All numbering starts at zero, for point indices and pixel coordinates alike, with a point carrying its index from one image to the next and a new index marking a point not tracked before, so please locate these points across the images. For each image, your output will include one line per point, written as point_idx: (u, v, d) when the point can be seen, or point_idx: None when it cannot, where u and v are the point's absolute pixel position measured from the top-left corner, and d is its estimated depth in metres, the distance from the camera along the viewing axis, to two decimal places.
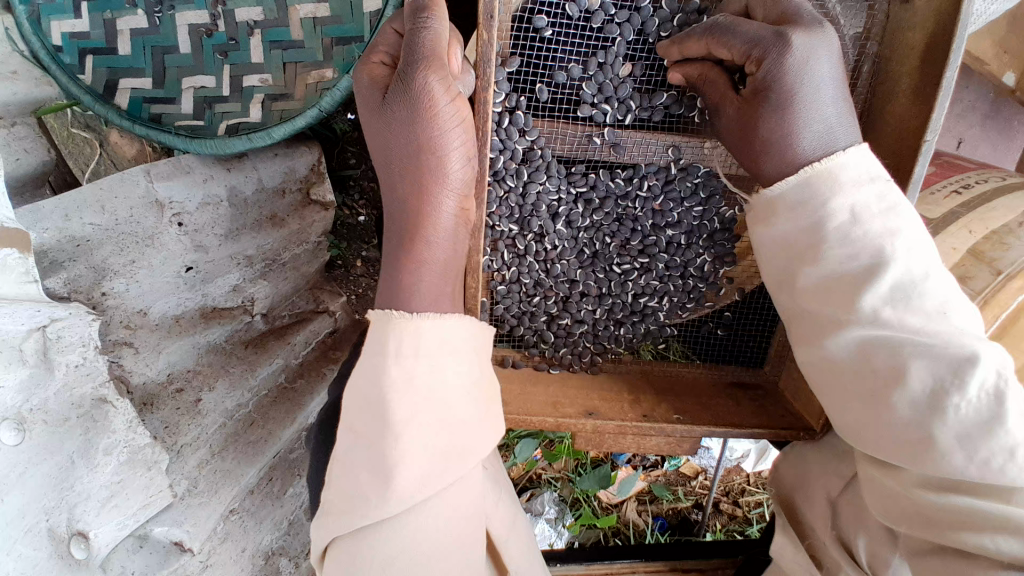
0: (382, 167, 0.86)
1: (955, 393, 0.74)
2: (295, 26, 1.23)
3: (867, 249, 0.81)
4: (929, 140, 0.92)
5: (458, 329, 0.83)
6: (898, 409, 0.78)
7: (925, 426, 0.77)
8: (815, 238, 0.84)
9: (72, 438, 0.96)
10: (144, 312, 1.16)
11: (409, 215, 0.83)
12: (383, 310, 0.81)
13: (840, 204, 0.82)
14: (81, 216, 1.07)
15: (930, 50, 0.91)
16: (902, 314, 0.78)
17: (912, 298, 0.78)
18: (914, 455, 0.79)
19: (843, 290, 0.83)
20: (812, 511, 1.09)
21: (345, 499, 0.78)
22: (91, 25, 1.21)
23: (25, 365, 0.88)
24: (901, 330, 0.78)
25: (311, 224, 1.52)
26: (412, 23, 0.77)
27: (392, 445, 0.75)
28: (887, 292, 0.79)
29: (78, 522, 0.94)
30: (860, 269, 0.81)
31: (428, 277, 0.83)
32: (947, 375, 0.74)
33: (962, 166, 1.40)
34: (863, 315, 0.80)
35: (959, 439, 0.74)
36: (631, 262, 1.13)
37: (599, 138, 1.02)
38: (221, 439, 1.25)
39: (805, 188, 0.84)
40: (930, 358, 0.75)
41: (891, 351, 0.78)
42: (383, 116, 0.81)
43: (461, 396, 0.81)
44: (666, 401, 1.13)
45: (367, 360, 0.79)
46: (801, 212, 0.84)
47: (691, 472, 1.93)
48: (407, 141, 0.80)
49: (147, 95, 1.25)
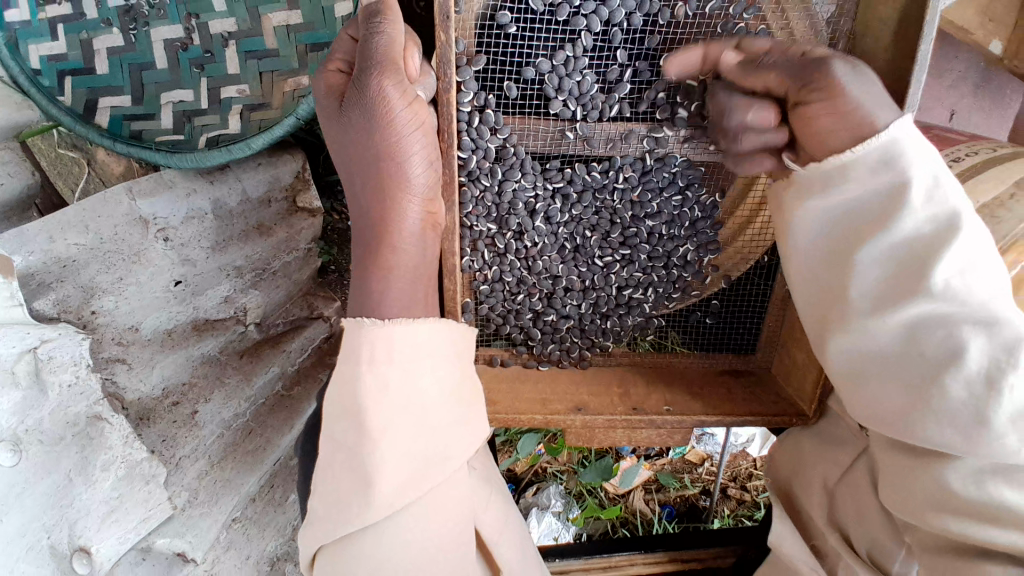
0: (346, 175, 0.86)
1: (1010, 374, 0.75)
2: (268, 36, 1.22)
3: (941, 220, 0.81)
4: (908, 116, 0.91)
5: (435, 334, 0.83)
6: (951, 391, 0.79)
7: (977, 409, 0.78)
8: (880, 210, 0.84)
9: (69, 456, 0.97)
10: (135, 328, 1.15)
11: (376, 222, 0.82)
12: (354, 319, 0.80)
13: (916, 173, 0.81)
14: (65, 237, 1.08)
15: (903, 27, 0.90)
16: (966, 291, 0.79)
17: (974, 273, 0.79)
18: (959, 435, 0.80)
19: (909, 268, 0.83)
20: (808, 499, 1.09)
21: (329, 507, 0.78)
22: (68, 46, 1.21)
23: (17, 387, 0.90)
24: (965, 305, 0.79)
25: (299, 232, 1.52)
26: (365, 29, 0.77)
27: (370, 452, 0.75)
28: (954, 266, 0.79)
29: (79, 538, 0.95)
30: (931, 237, 0.81)
31: (398, 283, 0.83)
32: (1004, 356, 0.76)
33: (951, 139, 1.38)
34: (930, 289, 0.80)
35: (1013, 422, 0.76)
36: (613, 255, 1.12)
37: (572, 133, 1.01)
38: (219, 450, 1.26)
39: (879, 156, 0.82)
40: (988, 336, 0.77)
41: (946, 332, 0.80)
42: (342, 123, 0.81)
43: (438, 401, 0.81)
44: (657, 393, 1.13)
45: (340, 369, 0.79)
46: (856, 186, 0.85)
47: (697, 458, 1.95)
48: (367, 147, 0.80)
49: (127, 113, 1.25)
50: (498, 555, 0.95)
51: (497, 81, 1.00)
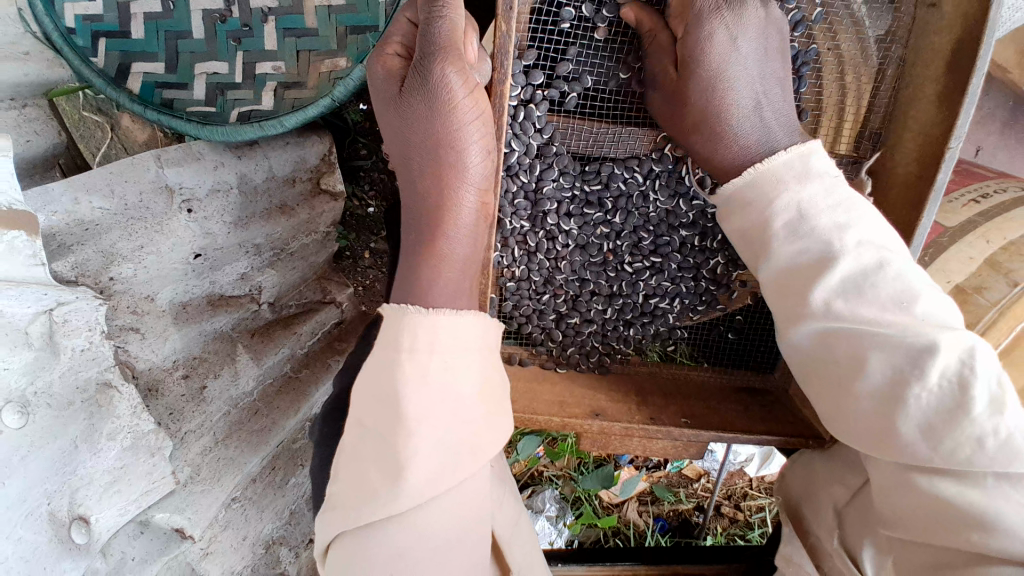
0: (400, 162, 0.86)
1: (914, 384, 0.74)
2: (309, 14, 1.21)
3: (818, 242, 0.82)
4: (953, 146, 0.93)
5: (471, 327, 0.82)
6: (862, 400, 0.80)
7: (888, 419, 0.78)
8: (764, 233, 0.86)
9: (76, 422, 0.96)
10: (151, 298, 1.14)
11: (426, 207, 0.83)
12: (397, 305, 0.81)
13: (788, 201, 0.84)
14: (90, 200, 1.06)
15: (954, 58, 0.92)
16: (857, 307, 0.79)
17: (865, 289, 0.79)
18: (880, 445, 0.81)
19: (800, 285, 0.84)
20: (818, 521, 1.07)
21: (352, 493, 0.77)
22: (104, 8, 1.19)
23: (30, 347, 0.88)
24: (857, 321, 0.79)
25: (321, 214, 1.51)
26: (425, 12, 0.77)
27: (404, 439, 0.74)
28: (837, 286, 0.80)
29: (79, 506, 0.95)
30: (813, 260, 0.82)
31: (449, 273, 0.82)
32: (906, 365, 0.75)
33: (978, 174, 1.38)
34: (814, 309, 0.82)
35: (925, 432, 0.75)
36: (642, 261, 1.13)
37: (616, 136, 1.02)
38: (224, 427, 1.26)
39: (751, 188, 0.87)
40: (887, 350, 0.76)
41: (850, 343, 0.80)
42: (400, 110, 0.81)
43: (474, 398, 0.80)
44: (675, 404, 1.11)
45: (381, 354, 0.79)
46: (750, 210, 0.88)
47: (693, 474, 1.94)
48: (422, 132, 0.80)
49: (160, 81, 1.24)
50: (509, 557, 0.94)
51: (546, 77, 1.00)
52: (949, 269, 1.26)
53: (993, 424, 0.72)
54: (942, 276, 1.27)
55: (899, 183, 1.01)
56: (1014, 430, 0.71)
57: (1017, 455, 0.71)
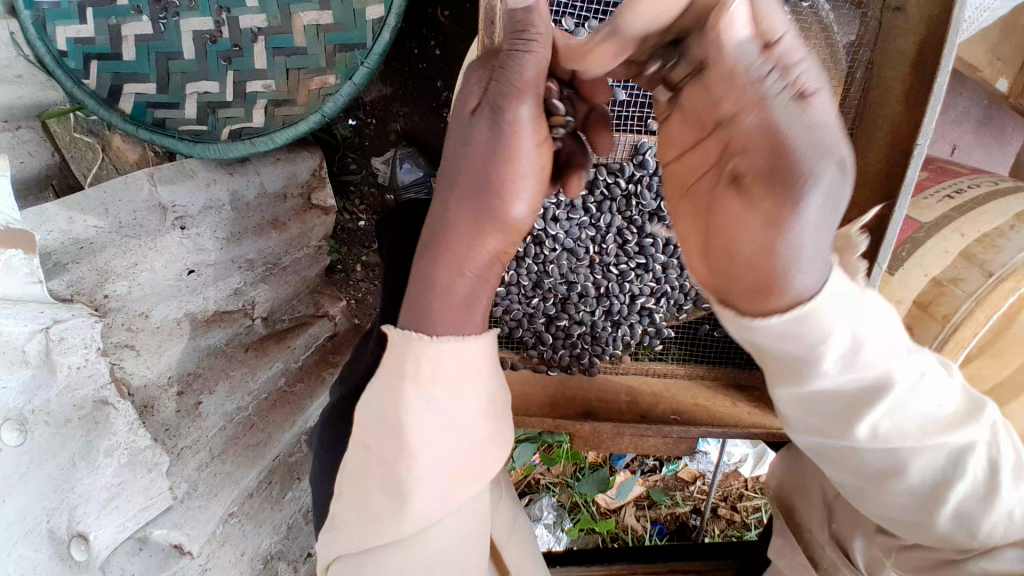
0: (448, 177, 0.77)
1: (956, 480, 0.72)
2: (298, 32, 1.24)
3: (871, 371, 0.66)
4: (921, 142, 0.94)
5: (482, 350, 0.78)
6: (896, 496, 0.75)
7: (926, 513, 0.75)
8: (799, 372, 0.66)
9: (73, 439, 0.97)
10: (145, 314, 1.14)
11: (448, 236, 0.76)
12: (404, 333, 0.74)
13: (840, 340, 0.62)
14: (85, 218, 1.07)
15: (920, 58, 0.95)
16: (900, 433, 0.69)
17: (907, 404, 0.68)
18: (907, 528, 0.79)
19: (829, 411, 0.70)
20: (807, 510, 1.10)
21: (356, 515, 0.81)
22: (96, 31, 1.22)
23: (27, 366, 0.89)
24: (902, 446, 0.70)
25: (312, 228, 1.54)
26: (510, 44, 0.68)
27: (407, 468, 0.75)
28: (883, 411, 0.68)
29: (78, 524, 0.96)
30: (858, 391, 0.67)
31: (455, 308, 0.76)
32: (949, 465, 0.71)
33: (952, 171, 1.42)
34: (857, 437, 0.70)
35: (959, 519, 0.74)
36: (628, 263, 1.19)
37: None
38: (222, 443, 1.27)
39: (799, 325, 0.59)
40: (935, 449, 0.71)
41: (884, 452, 0.72)
42: (472, 132, 0.74)
43: (475, 421, 0.79)
44: (664, 403, 1.12)
45: (384, 377, 0.75)
46: (791, 347, 0.62)
47: (690, 477, 1.94)
48: (486, 164, 0.73)
49: (150, 101, 1.26)
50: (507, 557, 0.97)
51: None
52: (925, 262, 1.27)
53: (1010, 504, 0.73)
54: (919, 269, 1.28)
55: (871, 180, 1.04)
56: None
57: None
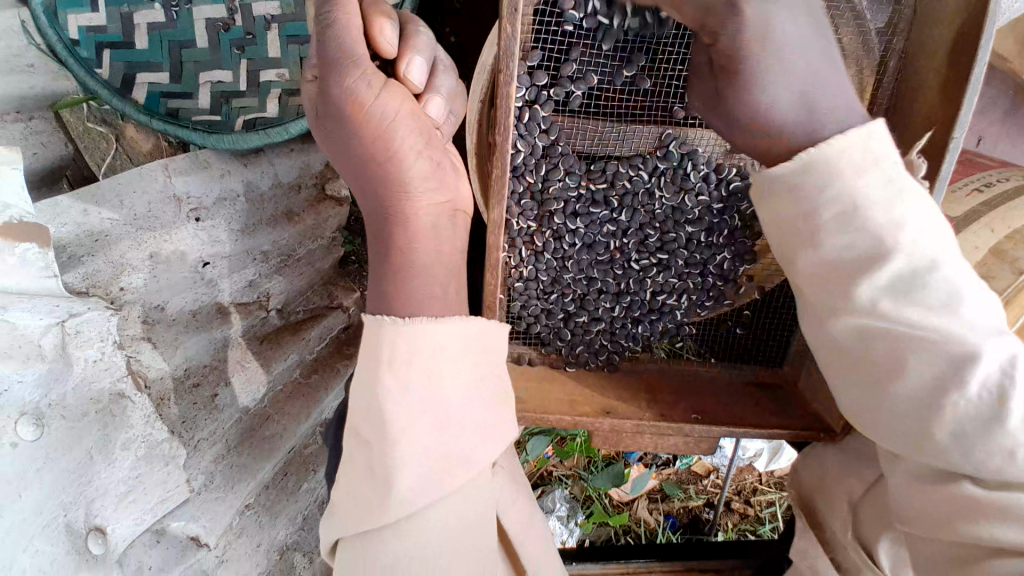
0: (350, 177, 0.88)
1: (956, 392, 0.72)
2: (313, 20, 1.22)
3: (868, 236, 0.76)
4: (957, 136, 0.91)
5: (455, 331, 0.86)
6: (897, 400, 0.77)
7: (922, 418, 0.76)
8: (808, 217, 0.78)
9: (91, 433, 0.96)
10: (161, 306, 1.14)
11: (383, 224, 0.88)
12: (376, 318, 0.85)
13: (838, 189, 0.76)
14: (99, 210, 1.07)
15: (959, 47, 0.91)
16: (908, 309, 0.75)
17: (914, 290, 0.75)
18: (908, 444, 0.79)
19: (843, 273, 0.78)
20: (831, 514, 1.07)
21: (352, 502, 0.84)
22: (107, 19, 1.19)
23: (43, 360, 0.87)
24: (916, 325, 0.74)
25: (326, 219, 1.50)
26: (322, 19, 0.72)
27: (392, 451, 0.80)
28: (887, 283, 0.75)
29: (95, 517, 0.95)
30: (858, 255, 0.76)
31: (417, 280, 0.88)
32: (949, 370, 0.73)
33: (981, 164, 1.36)
34: (857, 305, 0.77)
35: (957, 438, 0.75)
36: (649, 258, 1.12)
37: (621, 134, 1.03)
38: (237, 434, 1.27)
39: (806, 171, 0.77)
40: (931, 355, 0.73)
41: (888, 346, 0.75)
42: (331, 134, 0.82)
43: (455, 403, 0.84)
44: (685, 401, 1.11)
45: (368, 364, 0.83)
46: (798, 194, 0.79)
47: (703, 471, 1.94)
48: (356, 154, 0.82)
49: (165, 90, 1.24)
50: (522, 556, 0.96)
51: (551, 77, 1.00)
52: None
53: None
54: None
55: None
56: None
57: None
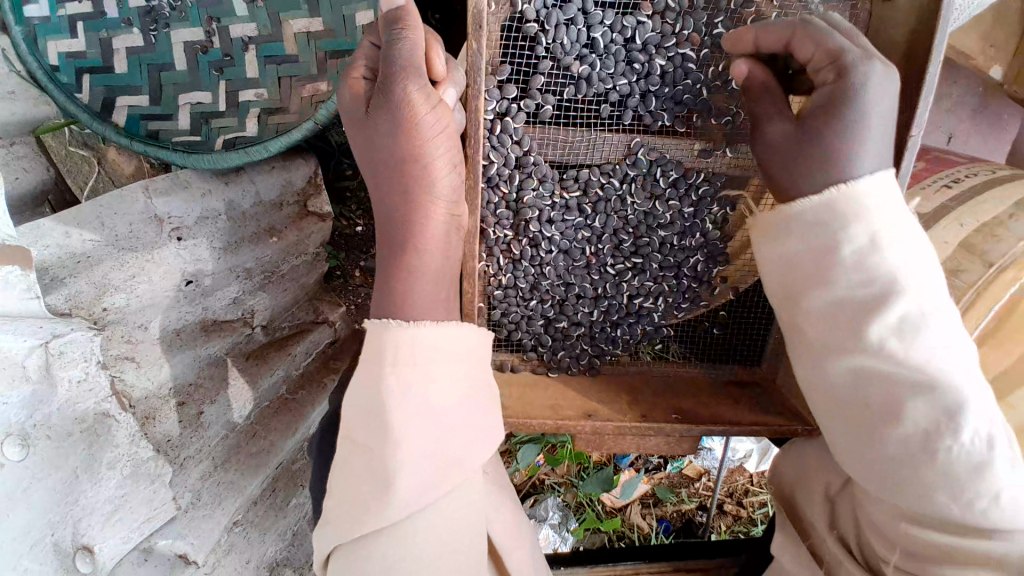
0: (371, 177, 0.88)
1: (948, 437, 0.78)
2: (289, 41, 1.24)
3: (881, 280, 0.81)
4: (914, 135, 0.94)
5: (454, 335, 0.89)
6: (889, 442, 0.82)
7: (913, 461, 0.81)
8: (825, 261, 0.83)
9: (76, 453, 0.98)
10: (144, 326, 1.15)
11: (399, 227, 0.86)
12: (379, 322, 0.86)
13: (861, 231, 0.81)
14: (81, 232, 1.08)
15: (913, 49, 0.93)
16: (907, 354, 0.80)
17: (917, 333, 0.80)
18: (895, 486, 0.84)
19: (847, 315, 0.83)
20: (809, 506, 1.10)
21: (345, 509, 0.83)
22: (87, 44, 1.23)
23: (28, 382, 0.89)
24: (909, 368, 0.80)
25: (309, 235, 1.52)
26: (388, 36, 0.79)
27: (392, 451, 0.80)
28: (894, 325, 0.80)
29: (82, 536, 0.97)
30: (871, 297, 0.81)
31: (422, 285, 0.87)
32: (945, 417, 0.78)
33: (949, 160, 1.38)
34: (868, 345, 0.81)
35: (947, 482, 0.79)
36: (624, 263, 1.14)
37: (589, 141, 1.05)
38: (223, 451, 1.28)
39: (825, 212, 0.83)
40: (928, 399, 0.79)
41: (887, 385, 0.81)
42: (368, 129, 0.83)
43: (454, 403, 0.86)
44: (666, 401, 1.13)
45: (367, 367, 0.85)
46: (812, 232, 0.84)
47: (695, 473, 1.95)
48: (391, 150, 0.82)
49: (144, 113, 1.26)
50: (507, 560, 0.96)
51: (522, 90, 1.02)
52: None
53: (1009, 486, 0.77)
54: None
55: None
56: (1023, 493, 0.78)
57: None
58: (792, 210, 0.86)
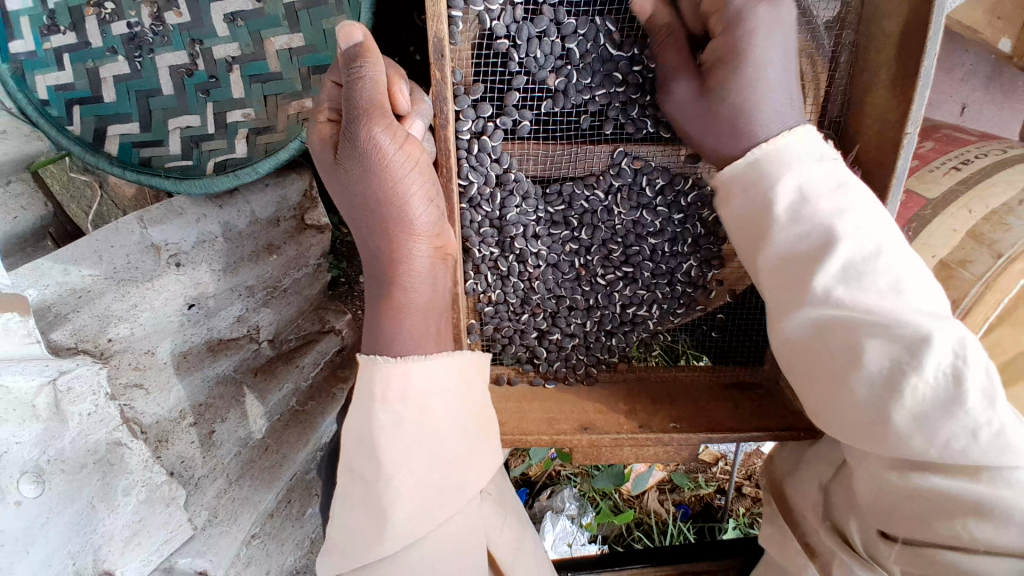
0: (350, 216, 0.92)
1: (912, 373, 0.74)
2: (272, 58, 1.22)
3: (817, 228, 0.82)
4: (911, 132, 0.91)
5: (444, 365, 0.90)
6: (855, 391, 0.79)
7: (881, 407, 0.77)
8: (768, 219, 0.86)
9: (91, 483, 1.00)
10: (151, 352, 1.17)
11: (384, 261, 0.89)
12: (369, 356, 0.87)
13: (788, 185, 0.85)
14: (80, 269, 1.08)
15: (907, 40, 0.90)
16: (851, 298, 0.79)
17: (861, 278, 0.79)
18: (873, 436, 0.80)
19: (797, 269, 0.84)
20: (805, 499, 1.08)
21: (345, 540, 0.85)
22: (74, 75, 1.24)
23: (39, 420, 0.90)
24: (857, 311, 0.78)
25: (309, 248, 1.54)
26: (346, 73, 0.78)
27: (385, 487, 0.82)
28: (836, 271, 0.80)
29: (104, 561, 1.01)
30: (810, 246, 0.83)
31: (411, 319, 0.89)
32: (903, 356, 0.74)
33: (959, 139, 1.33)
34: (815, 294, 0.81)
35: (916, 422, 0.75)
36: (615, 272, 1.15)
37: (572, 156, 1.06)
38: (238, 467, 1.31)
39: (754, 170, 0.89)
40: (886, 338, 0.76)
41: (845, 333, 0.79)
42: (340, 177, 0.86)
43: (447, 434, 0.87)
44: (662, 409, 1.13)
45: (359, 402, 0.86)
46: (750, 193, 0.88)
47: (712, 458, 1.99)
48: (368, 195, 0.85)
49: (136, 140, 1.26)
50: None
51: (497, 107, 1.02)
52: (932, 243, 1.19)
53: (987, 417, 0.72)
54: (926, 250, 1.20)
55: (865, 169, 1.00)
56: (1003, 423, 0.72)
57: (1006, 447, 0.72)
58: (723, 179, 0.92)
